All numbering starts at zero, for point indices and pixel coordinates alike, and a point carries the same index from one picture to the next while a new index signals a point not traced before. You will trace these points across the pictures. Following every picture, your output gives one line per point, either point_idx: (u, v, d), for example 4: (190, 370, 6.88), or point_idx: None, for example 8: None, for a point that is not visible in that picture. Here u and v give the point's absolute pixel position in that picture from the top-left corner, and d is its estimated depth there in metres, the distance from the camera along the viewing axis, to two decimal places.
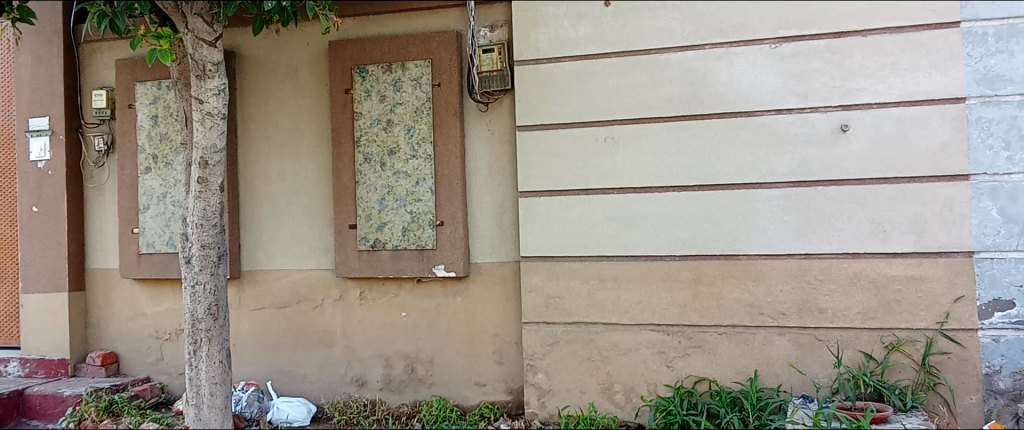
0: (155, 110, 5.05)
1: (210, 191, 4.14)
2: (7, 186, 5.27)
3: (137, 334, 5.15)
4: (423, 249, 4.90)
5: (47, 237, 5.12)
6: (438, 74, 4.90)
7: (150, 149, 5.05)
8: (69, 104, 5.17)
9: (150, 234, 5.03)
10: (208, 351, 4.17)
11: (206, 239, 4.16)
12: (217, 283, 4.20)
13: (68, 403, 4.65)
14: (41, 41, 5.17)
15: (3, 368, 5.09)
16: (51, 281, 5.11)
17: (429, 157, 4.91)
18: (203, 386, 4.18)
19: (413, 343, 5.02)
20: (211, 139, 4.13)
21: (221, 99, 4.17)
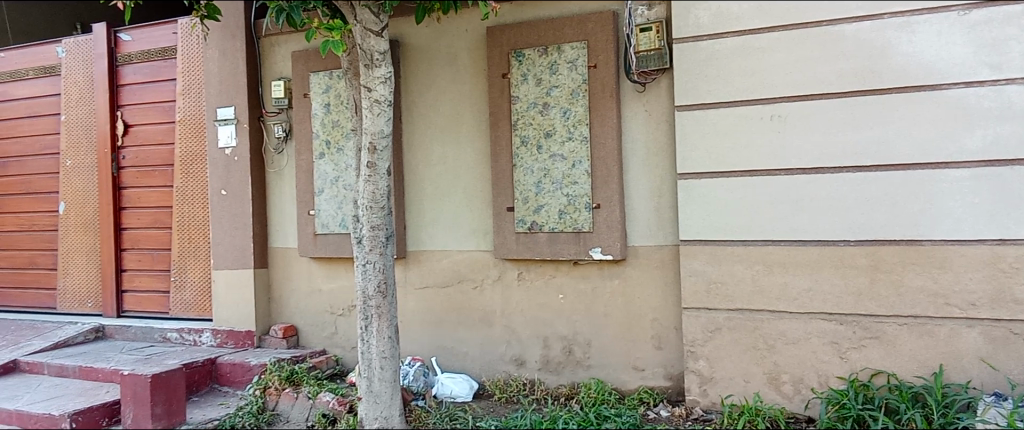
0: (327, 98, 5.34)
1: (379, 175, 4.33)
2: (199, 169, 5.73)
3: (314, 309, 5.50)
4: (580, 232, 4.90)
5: (234, 218, 5.54)
6: (595, 56, 4.85)
7: (324, 136, 5.35)
8: (251, 94, 5.56)
9: (325, 215, 5.35)
10: (378, 327, 4.38)
11: (375, 221, 4.36)
12: (385, 263, 4.40)
13: (254, 372, 5.06)
14: (225, 37, 5.57)
15: (198, 338, 5.53)
16: (239, 258, 5.54)
17: (585, 139, 4.89)
18: (374, 359, 4.39)
19: (570, 326, 5.04)
20: (379, 126, 4.31)
21: (388, 87, 4.34)
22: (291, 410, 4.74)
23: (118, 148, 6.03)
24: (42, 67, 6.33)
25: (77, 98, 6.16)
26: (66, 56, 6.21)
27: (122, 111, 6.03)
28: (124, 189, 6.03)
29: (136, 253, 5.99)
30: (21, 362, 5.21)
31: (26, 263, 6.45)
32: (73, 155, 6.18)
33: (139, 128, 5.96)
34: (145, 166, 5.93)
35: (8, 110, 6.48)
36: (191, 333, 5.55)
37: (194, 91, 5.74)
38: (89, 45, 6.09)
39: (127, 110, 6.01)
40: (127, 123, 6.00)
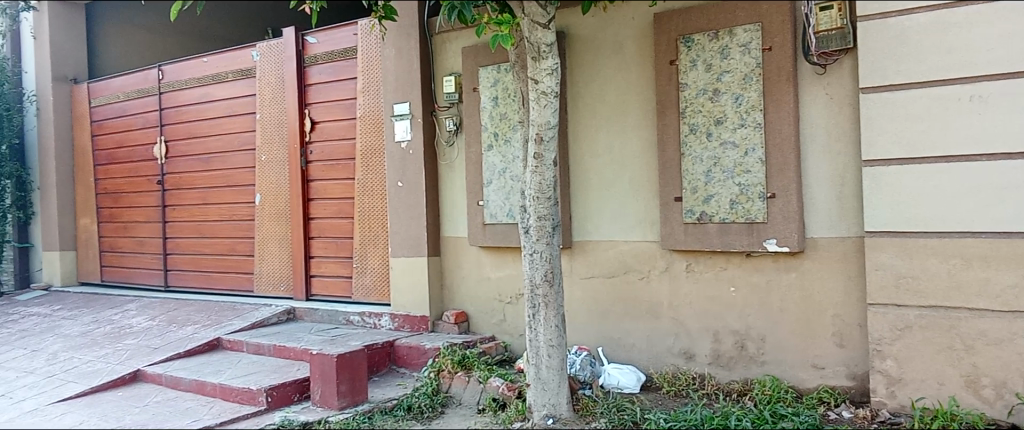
0: (496, 91, 5.46)
1: (545, 166, 4.38)
2: (377, 163, 6.06)
3: (484, 296, 5.66)
4: (753, 223, 4.71)
5: (410, 208, 5.81)
6: (769, 38, 4.63)
7: (492, 128, 5.48)
8: (425, 90, 5.79)
9: (494, 206, 5.48)
10: (546, 315, 4.44)
11: (542, 211, 4.42)
12: (552, 252, 4.44)
13: (428, 355, 5.28)
14: (401, 35, 5.85)
15: (378, 321, 5.86)
16: (414, 247, 5.80)
17: (759, 125, 4.69)
18: (542, 347, 4.45)
19: (743, 320, 4.86)
20: (545, 117, 4.35)
21: (554, 79, 4.37)
22: (464, 393, 4.93)
23: (307, 144, 6.50)
24: (239, 70, 6.93)
25: (269, 98, 6.70)
26: (260, 59, 6.76)
27: (309, 109, 6.49)
28: (311, 182, 6.49)
29: (322, 241, 6.43)
30: (224, 340, 5.75)
31: (227, 250, 7.11)
32: (267, 151, 6.73)
33: (325, 125, 6.39)
34: (330, 160, 6.35)
35: (211, 110, 7.15)
36: (371, 317, 5.88)
37: (373, 88, 6.07)
38: (281, 48, 6.60)
39: (314, 108, 6.45)
40: (313, 120, 6.45)
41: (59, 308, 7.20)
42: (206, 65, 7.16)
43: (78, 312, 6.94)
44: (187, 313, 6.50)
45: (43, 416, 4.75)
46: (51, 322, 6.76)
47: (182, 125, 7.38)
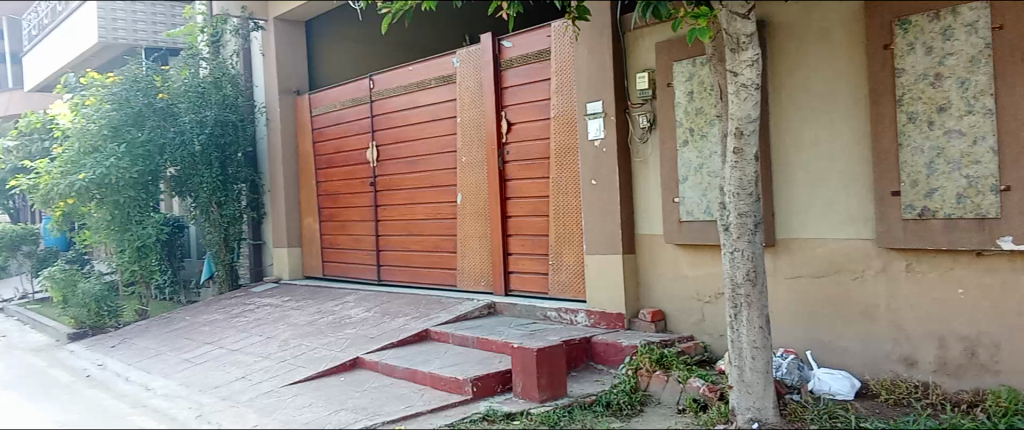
0: (691, 86, 5.36)
1: (746, 161, 4.24)
2: (572, 162, 6.15)
3: (681, 295, 5.58)
4: (985, 218, 4.32)
5: (605, 207, 5.84)
6: (1001, 15, 4.24)
7: (688, 123, 5.40)
8: (618, 88, 5.78)
9: (690, 203, 5.40)
10: (748, 315, 4.28)
11: (743, 208, 4.27)
12: (754, 250, 4.27)
13: (626, 352, 5.29)
14: (594, 34, 5.89)
15: (574, 317, 5.94)
16: (609, 245, 5.83)
17: (990, 111, 4.29)
18: (745, 348, 4.31)
19: (973, 325, 4.45)
20: (746, 111, 4.20)
21: (755, 70, 4.19)
22: (663, 392, 4.91)
23: (503, 144, 6.72)
24: (441, 76, 7.32)
25: (469, 101, 7.01)
26: (460, 66, 7.09)
27: (505, 111, 6.71)
28: (508, 182, 6.71)
29: (519, 239, 6.63)
30: (432, 331, 6.09)
31: (433, 247, 7.53)
32: (467, 152, 7.05)
33: (521, 126, 6.58)
34: (526, 159, 6.53)
35: (416, 115, 7.60)
36: (568, 313, 5.98)
37: (566, 88, 6.18)
38: (479, 54, 6.89)
39: (510, 109, 6.66)
40: (510, 122, 6.66)
41: (287, 299, 7.97)
42: (411, 73, 7.63)
43: (304, 304, 7.64)
44: (398, 306, 6.96)
45: (277, 397, 5.31)
46: (281, 312, 7.50)
47: (391, 130, 7.89)
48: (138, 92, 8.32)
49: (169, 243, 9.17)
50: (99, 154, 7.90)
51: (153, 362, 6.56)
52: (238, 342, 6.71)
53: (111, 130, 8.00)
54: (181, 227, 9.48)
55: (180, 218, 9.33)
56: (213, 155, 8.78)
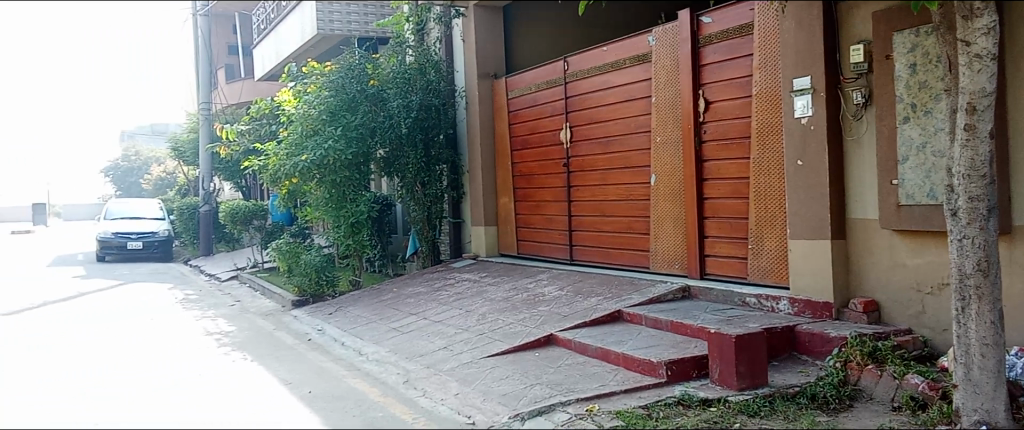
0: (914, 58, 4.92)
1: (979, 139, 3.81)
2: (776, 141, 5.87)
3: (898, 285, 5.16)
4: None
5: (811, 189, 5.53)
6: None
7: (909, 98, 4.98)
8: (829, 62, 5.41)
9: (910, 185, 4.98)
10: (977, 309, 3.88)
11: (975, 191, 3.86)
12: (987, 238, 3.86)
13: (834, 344, 4.98)
14: (802, 6, 5.55)
15: (776, 305, 5.69)
16: (815, 229, 5.52)
17: None
18: (973, 345, 3.92)
19: None
20: (980, 83, 3.76)
21: (992, 38, 3.72)
22: (875, 388, 4.59)
23: (701, 124, 6.55)
24: (636, 55, 7.25)
25: (665, 80, 6.90)
26: (655, 44, 6.99)
27: (703, 89, 6.53)
28: (705, 162, 6.53)
29: (716, 221, 6.45)
30: (625, 313, 6.09)
31: (625, 228, 7.51)
32: (663, 132, 6.95)
33: (720, 104, 6.37)
34: (725, 139, 6.32)
35: (610, 96, 7.59)
36: (769, 300, 5.75)
37: (770, 63, 5.89)
38: (676, 30, 6.75)
39: (709, 87, 6.47)
40: (707, 100, 6.47)
41: (485, 275, 8.31)
42: (605, 53, 7.62)
43: (500, 280, 7.93)
44: (591, 285, 7.04)
45: (477, 368, 5.60)
46: (479, 287, 7.83)
47: (585, 111, 7.93)
48: (353, 79, 9.01)
49: (379, 219, 9.78)
50: (319, 137, 8.69)
51: (364, 330, 7.11)
52: (440, 315, 7.09)
53: (329, 115, 8.79)
54: (390, 205, 10.10)
55: (388, 197, 9.96)
56: (417, 137, 9.19)
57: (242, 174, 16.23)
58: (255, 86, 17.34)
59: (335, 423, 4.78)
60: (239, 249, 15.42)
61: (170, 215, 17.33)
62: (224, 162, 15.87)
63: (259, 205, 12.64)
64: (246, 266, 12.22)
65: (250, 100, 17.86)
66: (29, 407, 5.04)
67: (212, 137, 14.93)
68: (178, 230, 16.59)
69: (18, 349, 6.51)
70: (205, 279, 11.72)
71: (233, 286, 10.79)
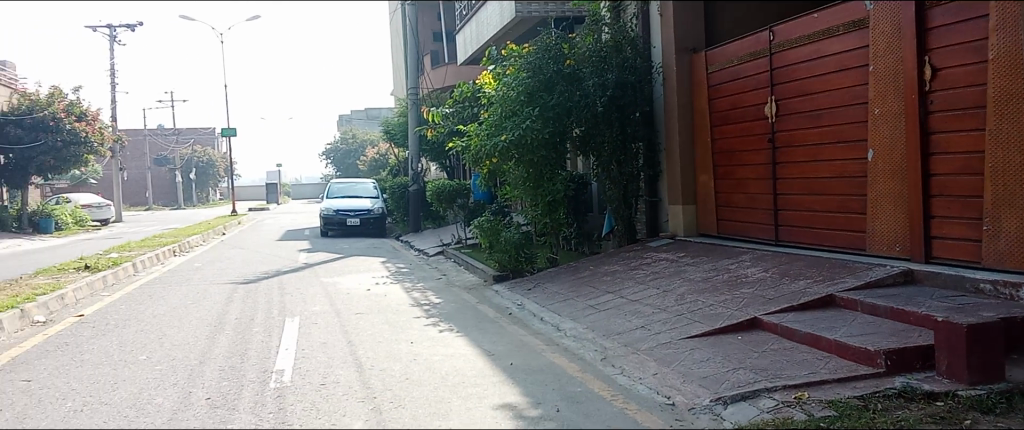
0: None
1: None
2: (1018, 110, 5.28)
3: None
4: None
5: None
6: None
7: None
8: None
9: None
10: None
11: None
12: None
13: None
14: None
15: (1016, 293, 5.06)
16: None
17: None
18: None
19: None
20: None
21: None
22: None
23: (926, 93, 5.98)
24: (852, 21, 6.74)
25: (884, 47, 6.37)
26: (874, 8, 6.47)
27: (930, 55, 5.94)
28: (931, 135, 5.97)
29: (944, 200, 5.88)
30: (837, 297, 5.73)
31: (838, 207, 7.07)
32: (881, 103, 6.43)
33: (947, 72, 5.77)
34: (955, 109, 5.71)
35: (821, 66, 7.14)
36: (1008, 287, 5.13)
37: (1010, 23, 5.26)
38: None
39: (935, 54, 5.88)
40: (934, 67, 5.88)
41: (683, 255, 8.16)
42: (817, 21, 7.17)
43: (700, 260, 7.76)
44: (798, 267, 6.70)
45: (677, 349, 5.55)
46: (678, 266, 7.71)
47: (793, 83, 7.51)
48: (549, 59, 9.04)
49: (576, 198, 9.88)
50: (516, 118, 8.90)
51: (563, 306, 7.25)
52: (638, 293, 7.07)
53: (527, 96, 8.89)
54: (586, 184, 10.22)
55: (585, 176, 10.06)
56: (613, 115, 9.18)
57: (447, 155, 17.06)
58: (456, 70, 18.09)
59: (535, 397, 4.95)
60: (443, 227, 16.27)
61: (383, 194, 18.64)
62: (429, 143, 16.87)
63: (462, 184, 13.24)
64: (451, 242, 12.89)
65: (453, 84, 18.68)
66: (276, 370, 5.66)
67: (418, 120, 15.82)
68: (391, 208, 17.87)
69: (257, 313, 7.33)
70: (414, 254, 12.52)
71: (439, 260, 11.43)
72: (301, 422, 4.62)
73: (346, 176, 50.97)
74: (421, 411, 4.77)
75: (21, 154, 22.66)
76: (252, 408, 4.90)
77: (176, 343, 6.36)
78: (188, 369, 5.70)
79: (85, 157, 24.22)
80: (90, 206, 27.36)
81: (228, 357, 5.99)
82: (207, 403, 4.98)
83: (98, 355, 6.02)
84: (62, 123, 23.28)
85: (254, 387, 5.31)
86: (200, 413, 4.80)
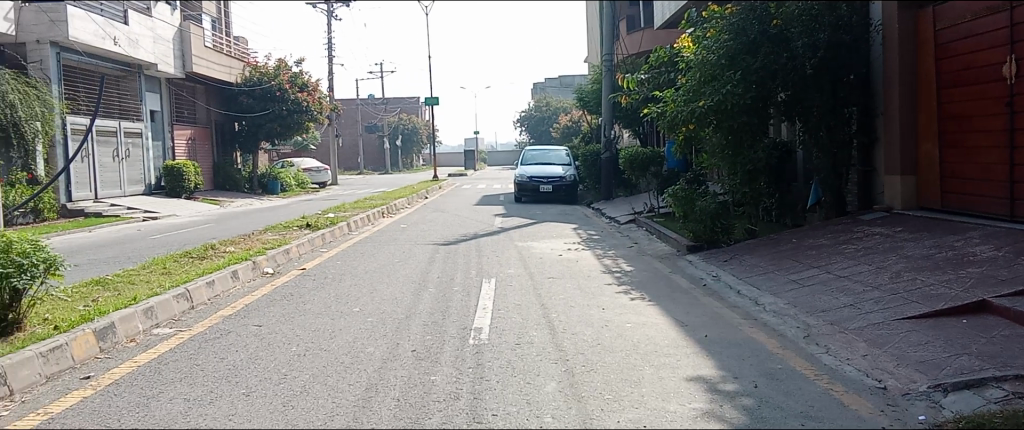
0: None
1: None
2: None
3: None
4: None
5: None
6: None
7: None
8: None
9: None
10: None
11: None
12: None
13: None
14: None
15: None
16: None
17: None
18: None
19: None
20: None
21: None
22: None
23: None
24: None
25: None
26: None
27: None
28: None
29: None
30: None
31: None
32: None
33: None
34: None
35: None
36: None
37: None
38: None
39: None
40: None
41: (900, 230, 7.55)
42: None
43: (919, 236, 7.14)
44: None
45: (890, 330, 5.17)
46: (894, 242, 7.15)
47: None
48: (755, 20, 8.74)
49: (780, 168, 9.39)
50: (717, 82, 8.59)
51: (763, 279, 6.98)
52: (846, 269, 6.64)
53: (727, 60, 8.58)
54: (791, 151, 9.72)
55: (790, 143, 9.57)
56: (825, 79, 8.64)
57: (641, 122, 17.03)
58: (655, 35, 17.70)
59: (730, 371, 4.81)
60: (634, 195, 16.13)
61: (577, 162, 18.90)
62: (624, 110, 16.82)
63: (657, 152, 13.07)
64: (643, 211, 12.78)
65: (649, 48, 18.33)
66: (476, 327, 5.93)
67: (612, 87, 15.75)
68: (582, 176, 17.88)
69: (457, 273, 7.69)
70: (606, 221, 12.56)
71: (630, 228, 11.40)
72: (498, 379, 4.79)
73: (543, 146, 52.76)
74: (613, 378, 4.78)
75: (253, 122, 25.59)
76: (453, 362, 5.15)
77: (384, 297, 6.82)
78: (395, 323, 6.08)
79: (307, 124, 26.39)
80: (310, 170, 30.03)
81: (431, 313, 6.33)
82: (412, 355, 5.31)
83: (317, 305, 6.59)
84: (287, 93, 25.41)
85: (454, 343, 5.58)
86: (406, 364, 5.13)
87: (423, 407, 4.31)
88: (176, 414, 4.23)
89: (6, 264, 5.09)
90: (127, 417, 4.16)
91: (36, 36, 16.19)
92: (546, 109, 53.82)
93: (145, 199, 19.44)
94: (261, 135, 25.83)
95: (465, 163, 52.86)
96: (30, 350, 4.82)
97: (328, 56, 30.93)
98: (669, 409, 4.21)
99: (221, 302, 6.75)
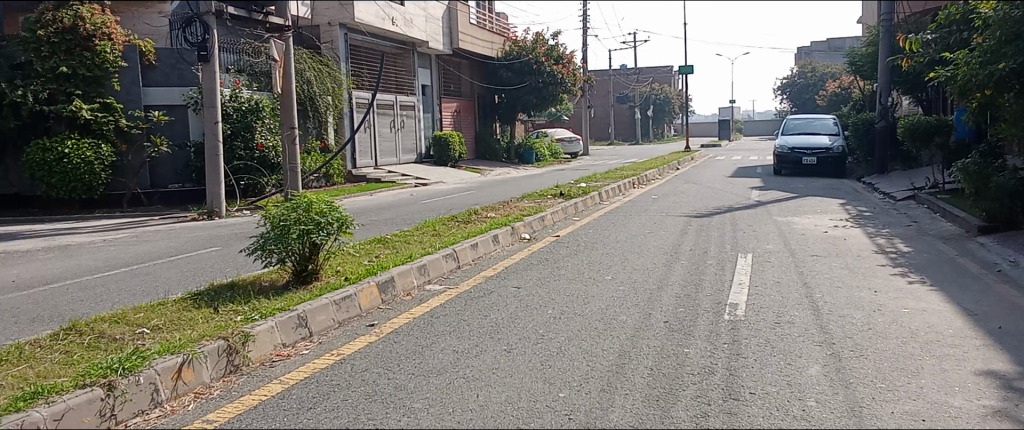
0: None
1: None
2: None
3: None
4: None
5: None
6: None
7: None
8: None
9: None
10: None
11: None
12: None
13: None
14: None
15: None
16: None
17: None
18: None
19: None
20: None
21: None
22: None
23: None
24: None
25: None
26: None
27: None
28: None
29: None
30: None
31: None
32: None
33: None
34: None
35: None
36: None
37: None
38: None
39: None
40: None
41: None
42: None
43: None
44: None
45: None
46: None
47: None
48: None
49: None
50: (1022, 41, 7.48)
51: None
52: None
53: None
54: None
55: None
56: None
57: (924, 86, 15.42)
58: None
59: None
60: (910, 169, 14.59)
61: (845, 132, 17.51)
62: (903, 74, 15.43)
63: (944, 120, 11.83)
64: (925, 186, 11.58)
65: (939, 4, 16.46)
66: (737, 301, 5.76)
67: (891, 48, 14.46)
68: (853, 147, 16.61)
69: (710, 247, 7.50)
70: (879, 197, 11.58)
71: (909, 205, 10.40)
72: (756, 357, 4.62)
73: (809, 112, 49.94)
74: (887, 365, 4.40)
75: (513, 94, 26.62)
76: (708, 336, 5.04)
77: (636, 267, 6.85)
78: (648, 293, 6.08)
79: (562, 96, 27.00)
80: (563, 141, 30.94)
81: (684, 285, 6.25)
82: (665, 326, 5.28)
83: (571, 272, 6.79)
84: (543, 66, 25.95)
85: (708, 317, 5.45)
86: (660, 334, 5.11)
87: (678, 379, 4.28)
88: (447, 363, 4.58)
89: (308, 221, 5.80)
90: (405, 363, 4.58)
91: (328, 19, 18.24)
92: (811, 75, 50.62)
93: (415, 166, 21.16)
94: (519, 107, 26.74)
95: (719, 133, 51.12)
96: (327, 298, 5.46)
97: (586, 27, 31.38)
98: (954, 404, 3.80)
99: (484, 264, 7.20)
